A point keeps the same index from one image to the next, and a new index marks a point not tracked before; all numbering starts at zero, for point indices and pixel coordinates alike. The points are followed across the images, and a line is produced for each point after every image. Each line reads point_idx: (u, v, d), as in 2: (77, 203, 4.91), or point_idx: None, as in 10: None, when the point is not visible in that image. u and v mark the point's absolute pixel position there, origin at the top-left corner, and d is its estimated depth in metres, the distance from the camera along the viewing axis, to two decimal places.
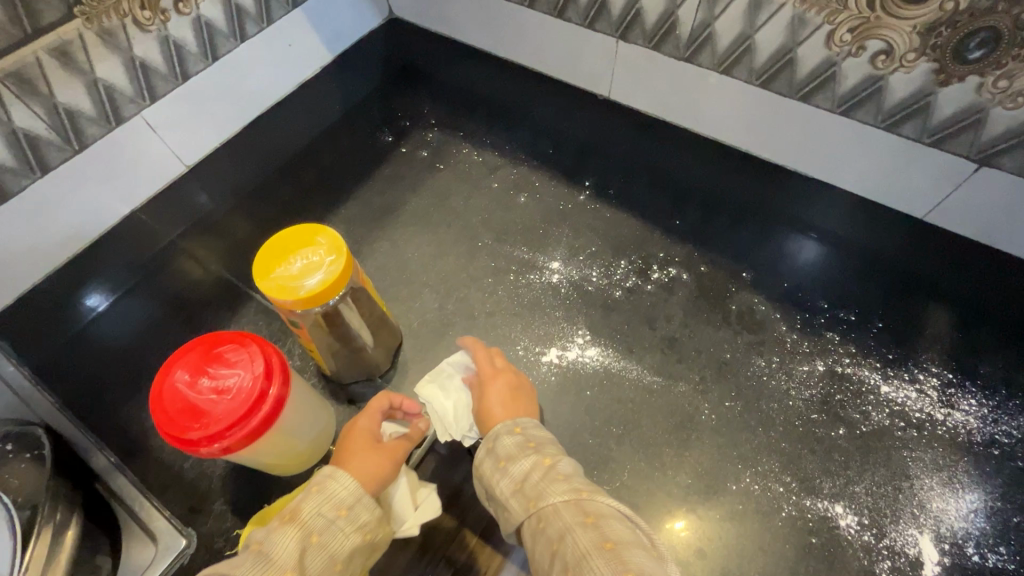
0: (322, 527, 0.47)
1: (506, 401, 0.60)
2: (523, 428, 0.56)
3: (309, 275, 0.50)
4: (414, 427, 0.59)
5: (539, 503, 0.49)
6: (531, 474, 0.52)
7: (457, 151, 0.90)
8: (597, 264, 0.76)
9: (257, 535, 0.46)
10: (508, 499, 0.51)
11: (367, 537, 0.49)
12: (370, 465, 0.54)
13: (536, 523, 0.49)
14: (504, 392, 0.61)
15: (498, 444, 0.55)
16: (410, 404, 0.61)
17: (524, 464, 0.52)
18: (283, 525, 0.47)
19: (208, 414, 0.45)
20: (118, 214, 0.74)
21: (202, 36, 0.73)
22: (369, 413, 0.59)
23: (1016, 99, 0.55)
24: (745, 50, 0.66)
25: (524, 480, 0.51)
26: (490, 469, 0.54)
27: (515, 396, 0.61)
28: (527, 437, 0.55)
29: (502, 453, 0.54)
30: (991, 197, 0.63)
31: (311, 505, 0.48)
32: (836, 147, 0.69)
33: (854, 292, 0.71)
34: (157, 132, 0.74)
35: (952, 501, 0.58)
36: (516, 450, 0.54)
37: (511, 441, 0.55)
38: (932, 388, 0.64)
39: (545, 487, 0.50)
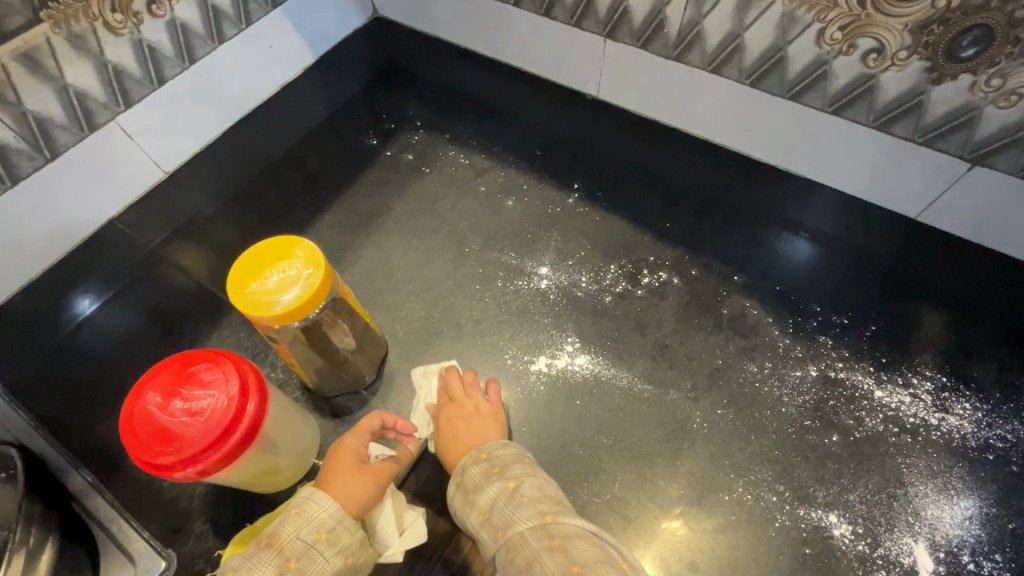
0: (300, 551, 0.46)
1: (465, 429, 0.60)
2: (487, 454, 0.56)
3: (286, 289, 0.48)
4: (402, 449, 0.58)
5: (506, 532, 0.49)
6: (498, 501, 0.52)
7: (444, 154, 0.88)
8: (586, 269, 0.75)
9: (233, 562, 0.44)
10: (479, 530, 0.51)
11: (349, 561, 0.48)
12: (353, 489, 0.51)
13: (506, 554, 0.48)
14: (463, 419, 0.61)
15: (466, 474, 0.55)
16: (402, 424, 0.59)
17: (490, 491, 0.52)
18: (260, 551, 0.45)
19: (180, 437, 0.44)
20: (92, 226, 0.71)
21: (177, 39, 0.71)
22: (358, 432, 0.56)
23: (1010, 98, 0.54)
24: (734, 49, 0.65)
25: (491, 508, 0.51)
26: (462, 501, 0.54)
27: (473, 420, 0.61)
28: (492, 462, 0.55)
29: (470, 484, 0.54)
30: (987, 196, 0.62)
31: (289, 530, 0.47)
32: (827, 147, 0.68)
33: (846, 295, 0.70)
34: (133, 139, 0.72)
35: (946, 508, 0.57)
36: (482, 478, 0.54)
37: (476, 470, 0.55)
38: (926, 392, 0.63)
39: (512, 513, 0.50)
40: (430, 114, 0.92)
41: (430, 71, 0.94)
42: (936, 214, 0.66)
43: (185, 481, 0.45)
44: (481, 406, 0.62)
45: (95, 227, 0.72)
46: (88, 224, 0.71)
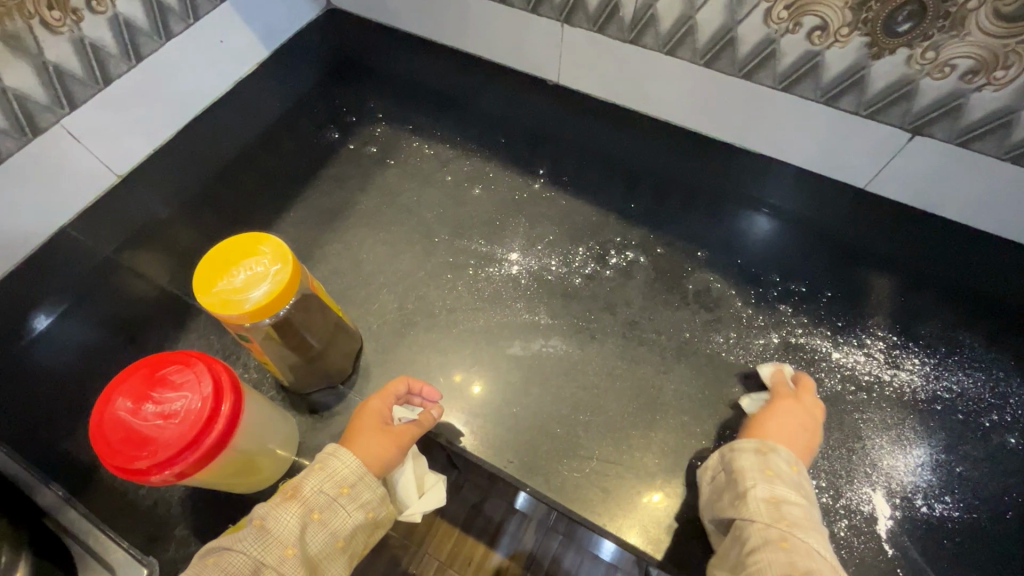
0: (323, 504, 0.47)
1: (797, 430, 0.57)
2: (800, 470, 0.52)
3: (254, 286, 0.48)
4: (425, 414, 0.57)
5: (793, 527, 0.46)
6: (793, 502, 0.49)
7: (407, 145, 0.88)
8: (556, 252, 0.76)
9: (260, 510, 0.46)
10: (752, 497, 0.49)
11: (369, 515, 0.49)
12: (375, 448, 0.52)
13: (778, 540, 0.46)
14: (801, 423, 0.58)
15: (774, 458, 0.52)
16: (429, 391, 0.59)
17: (795, 493, 0.49)
18: (285, 501, 0.46)
19: (155, 440, 0.43)
20: (45, 232, 0.68)
21: (121, 36, 0.67)
22: (382, 395, 0.57)
23: (943, 69, 0.57)
24: (687, 31, 0.67)
25: (784, 498, 0.49)
26: (754, 466, 0.52)
27: (803, 431, 0.57)
28: (799, 480, 0.51)
29: (774, 468, 0.51)
30: (925, 165, 0.65)
31: (313, 483, 0.47)
32: (782, 125, 0.71)
33: (802, 266, 0.74)
34: (81, 142, 0.68)
35: (900, 457, 0.61)
36: (787, 475, 0.51)
37: (789, 469, 0.52)
38: (878, 350, 0.67)
39: (806, 524, 0.47)
40: (392, 106, 0.92)
41: (389, 62, 0.94)
42: (883, 184, 0.69)
43: (162, 484, 0.45)
44: (813, 418, 0.59)
45: (49, 233, 0.69)
46: (41, 234, 0.68)
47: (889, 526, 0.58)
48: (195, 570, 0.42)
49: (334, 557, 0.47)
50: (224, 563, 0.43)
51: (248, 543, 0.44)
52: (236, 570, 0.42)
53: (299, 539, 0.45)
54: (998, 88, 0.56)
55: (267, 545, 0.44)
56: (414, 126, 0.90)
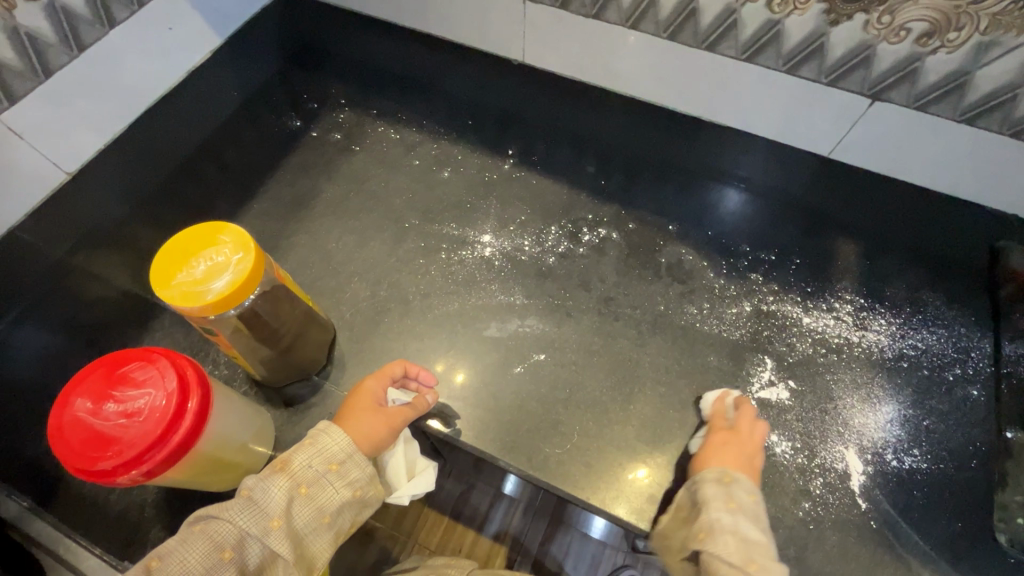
0: (311, 478, 0.46)
1: (737, 455, 0.54)
2: (758, 503, 0.50)
3: (215, 277, 0.46)
4: (418, 398, 0.56)
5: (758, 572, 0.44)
6: (759, 545, 0.46)
7: (372, 131, 0.86)
8: (528, 232, 0.75)
9: (248, 481, 0.45)
10: (716, 533, 0.47)
11: (357, 493, 0.47)
12: (367, 427, 0.50)
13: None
14: (743, 453, 0.55)
15: (734, 491, 0.50)
16: (425, 375, 0.59)
17: (755, 528, 0.47)
18: (273, 473, 0.45)
19: (119, 440, 0.42)
20: None
21: (60, 24, 0.62)
22: (379, 376, 0.56)
23: (899, 34, 0.58)
24: (648, 4, 0.66)
25: (749, 536, 0.46)
26: (717, 497, 0.50)
27: (744, 453, 0.55)
28: (760, 510, 0.49)
29: (737, 501, 0.49)
30: (884, 129, 0.67)
31: (303, 457, 0.46)
32: (744, 96, 0.71)
33: (771, 235, 0.75)
34: (24, 139, 0.64)
35: (871, 415, 0.63)
36: (750, 510, 0.49)
37: (749, 501, 0.50)
38: (846, 313, 0.69)
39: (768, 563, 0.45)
40: (354, 91, 0.90)
41: (348, 46, 0.92)
42: (846, 151, 0.71)
43: (129, 484, 0.43)
44: (753, 446, 0.56)
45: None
46: None
47: (862, 481, 0.60)
48: (182, 537, 0.42)
49: (320, 533, 0.45)
50: (210, 530, 0.42)
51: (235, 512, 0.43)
52: (222, 538, 0.42)
53: (284, 511, 0.44)
54: (951, 50, 0.57)
55: (254, 515, 0.43)
56: (379, 111, 0.88)
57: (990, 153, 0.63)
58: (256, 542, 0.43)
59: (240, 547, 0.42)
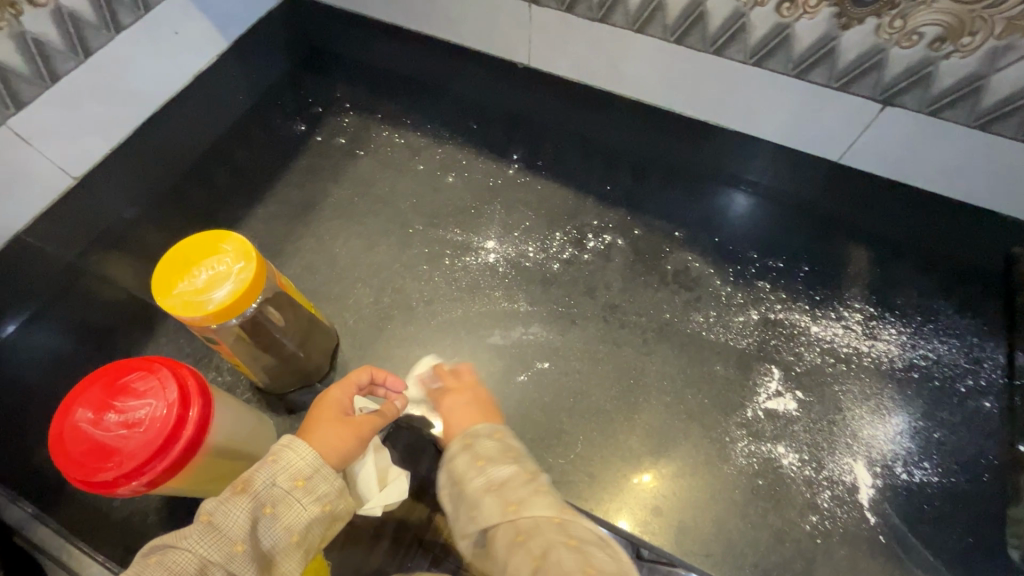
0: (275, 497, 0.45)
1: (471, 408, 0.56)
2: (503, 437, 0.52)
3: (217, 287, 0.46)
4: (387, 406, 0.56)
5: (520, 512, 0.45)
6: (512, 482, 0.47)
7: (377, 135, 0.86)
8: (532, 239, 0.75)
9: (208, 505, 0.43)
10: (481, 501, 0.46)
11: (326, 509, 0.47)
12: (332, 439, 0.50)
13: (514, 536, 0.44)
14: (472, 404, 0.57)
15: (478, 445, 0.51)
16: (391, 381, 0.59)
17: (509, 467, 0.48)
18: (234, 496, 0.44)
19: (120, 451, 0.41)
20: (7, 234, 0.66)
21: (66, 30, 0.63)
22: (343, 386, 0.55)
23: (911, 38, 0.57)
24: (655, 7, 0.65)
25: (500, 481, 0.47)
26: (468, 464, 0.49)
27: (475, 404, 0.57)
28: (505, 441, 0.52)
29: (480, 452, 0.50)
30: (896, 136, 0.66)
31: (264, 476, 0.45)
32: (754, 99, 0.70)
33: (779, 242, 0.74)
34: (31, 144, 0.65)
35: (880, 427, 0.62)
36: (494, 454, 0.50)
37: (492, 445, 0.51)
38: (856, 322, 0.68)
39: (530, 495, 0.46)
40: (359, 94, 0.90)
41: (356, 50, 0.92)
42: (857, 156, 0.70)
43: (133, 494, 0.43)
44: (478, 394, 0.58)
45: (11, 236, 0.66)
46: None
47: (871, 494, 0.59)
48: (135, 572, 0.40)
49: (289, 553, 0.45)
50: (168, 562, 0.40)
51: (193, 541, 0.41)
52: (181, 568, 0.40)
53: (249, 534, 0.43)
54: (966, 55, 0.56)
55: (215, 541, 0.41)
56: (384, 114, 0.88)
57: (1005, 160, 0.61)
58: (219, 569, 0.41)
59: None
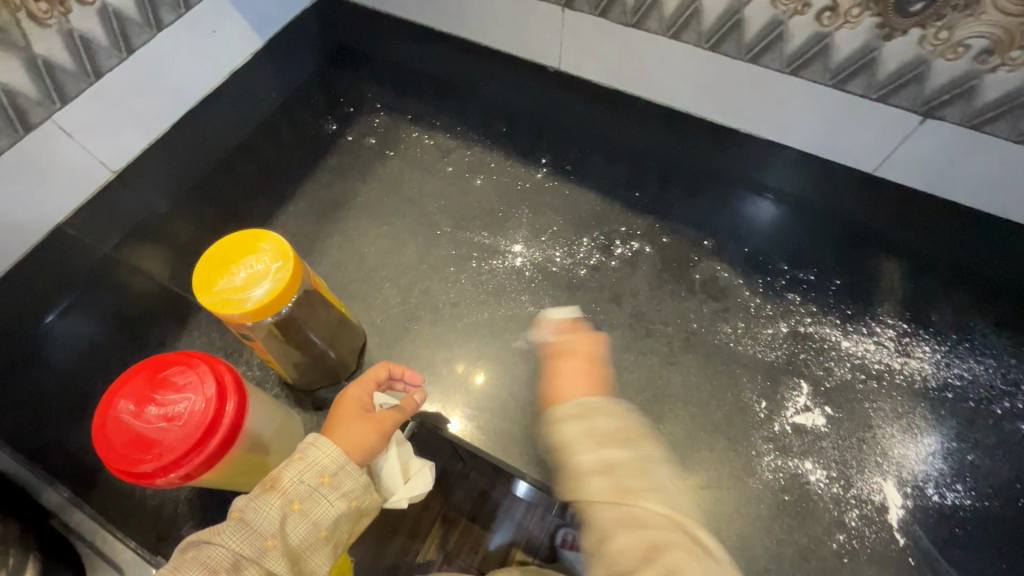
0: (303, 494, 0.45)
1: (583, 377, 0.58)
2: (625, 420, 0.53)
3: (255, 284, 0.47)
4: (407, 399, 0.55)
5: (631, 500, 0.47)
6: (624, 466, 0.49)
7: (406, 136, 0.86)
8: (559, 243, 0.74)
9: (239, 502, 0.44)
10: (591, 476, 0.49)
11: (353, 504, 0.48)
12: (356, 436, 0.50)
13: (628, 519, 0.46)
14: (583, 372, 0.59)
15: (598, 420, 0.53)
16: (410, 375, 0.58)
17: (619, 452, 0.50)
18: (264, 493, 0.45)
19: (159, 443, 0.42)
20: (47, 224, 0.68)
21: (111, 27, 0.65)
22: (362, 382, 0.55)
23: (956, 50, 0.56)
24: (692, 13, 0.66)
25: (615, 463, 0.49)
26: (583, 436, 0.52)
27: (587, 372, 0.59)
28: (622, 424, 0.53)
29: (598, 429, 0.52)
30: (933, 148, 0.65)
31: (293, 473, 0.46)
32: (788, 108, 0.70)
33: (810, 254, 0.73)
34: (72, 137, 0.66)
35: (911, 446, 0.60)
36: (610, 434, 0.52)
37: (614, 426, 0.52)
38: (889, 338, 0.66)
39: (641, 485, 0.48)
40: (390, 95, 0.91)
41: (388, 51, 0.92)
42: (892, 168, 0.69)
43: (168, 486, 0.44)
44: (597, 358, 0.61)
45: (51, 226, 0.68)
46: (33, 235, 0.67)
47: (901, 514, 0.58)
48: (174, 566, 0.42)
49: (318, 548, 0.46)
50: (204, 557, 0.42)
51: (226, 536, 0.43)
52: (217, 562, 0.42)
53: (278, 530, 0.44)
54: (1013, 69, 0.55)
55: (246, 536, 0.43)
56: (414, 116, 0.89)
57: None
58: (251, 563, 0.42)
59: (235, 569, 0.42)
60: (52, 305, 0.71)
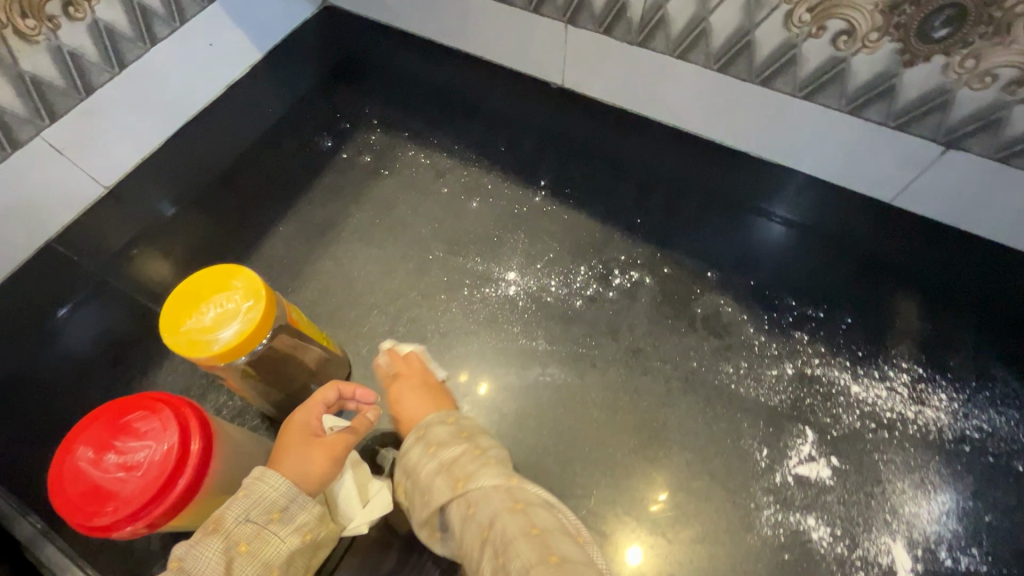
0: (251, 534, 0.44)
1: (424, 399, 0.60)
2: (455, 419, 0.57)
3: (224, 325, 0.45)
4: (359, 420, 0.53)
5: (468, 486, 0.51)
6: (460, 459, 0.53)
7: (402, 154, 0.83)
8: (555, 272, 0.71)
9: (179, 551, 0.42)
10: (433, 482, 0.52)
11: (307, 538, 0.46)
12: (303, 465, 0.49)
13: (467, 509, 0.50)
14: (425, 390, 0.61)
15: (430, 433, 0.56)
16: (363, 392, 0.55)
17: (455, 444, 0.54)
18: (206, 538, 0.43)
19: (117, 495, 0.40)
20: (43, 237, 0.71)
21: (103, 43, 0.68)
22: (309, 407, 0.53)
23: (983, 79, 0.54)
24: (699, 33, 0.65)
25: (452, 459, 0.53)
26: (420, 451, 0.55)
27: (424, 392, 0.60)
28: (459, 425, 0.57)
29: (433, 439, 0.55)
30: (955, 179, 0.63)
31: (236, 513, 0.44)
32: (801, 134, 0.69)
33: (823, 288, 0.69)
34: (65, 155, 0.69)
35: (924, 504, 0.57)
36: (445, 437, 0.55)
37: (444, 430, 0.56)
38: (902, 385, 0.62)
39: (477, 468, 0.52)
40: (389, 110, 0.87)
41: (390, 65, 0.90)
42: (912, 199, 0.68)
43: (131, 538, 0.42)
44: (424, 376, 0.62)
45: (47, 238, 0.71)
46: (28, 246, 0.70)
47: None
48: None
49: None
50: None
51: None
52: None
53: (223, 574, 0.42)
54: None
55: None
56: (411, 132, 0.85)
57: None
58: None
59: None
60: (69, 296, 0.71)
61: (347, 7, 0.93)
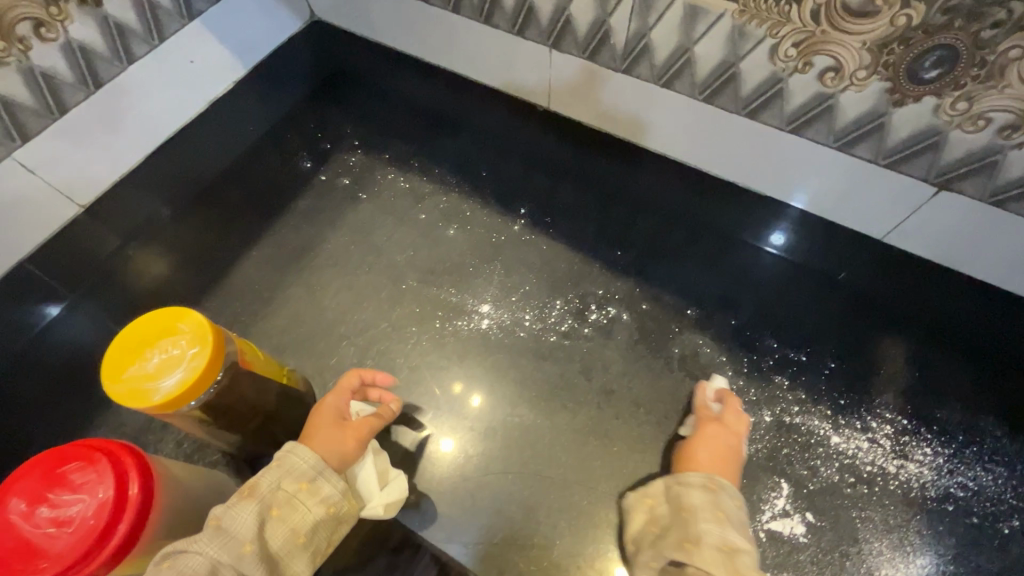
0: (281, 500, 0.43)
1: (726, 459, 0.55)
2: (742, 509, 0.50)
3: (167, 373, 0.44)
4: (382, 407, 0.54)
5: None
6: (741, 552, 0.45)
7: (382, 176, 0.82)
8: (530, 305, 0.70)
9: (215, 511, 0.41)
10: (702, 544, 0.45)
11: (331, 511, 0.44)
12: (332, 442, 0.48)
13: None
14: (726, 450, 0.56)
15: (721, 496, 0.50)
16: (382, 379, 0.57)
17: (744, 537, 0.47)
18: (240, 501, 0.42)
19: (45, 553, 0.39)
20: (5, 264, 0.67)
21: (75, 61, 0.64)
22: (336, 391, 0.54)
23: (976, 122, 0.51)
24: (685, 62, 0.62)
25: (736, 549, 0.45)
26: (703, 503, 0.49)
27: (732, 456, 0.56)
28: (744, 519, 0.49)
29: (722, 506, 0.49)
30: (948, 219, 0.60)
31: (269, 480, 0.43)
32: (792, 165, 0.66)
33: (809, 329, 0.66)
34: (37, 173, 0.66)
35: (902, 567, 0.54)
36: (733, 515, 0.49)
37: (734, 508, 0.50)
38: (885, 437, 0.60)
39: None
40: (370, 132, 0.85)
41: (374, 85, 0.89)
42: (903, 237, 0.65)
43: None
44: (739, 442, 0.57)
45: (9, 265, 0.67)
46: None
47: None
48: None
49: (297, 556, 0.42)
50: (179, 566, 0.38)
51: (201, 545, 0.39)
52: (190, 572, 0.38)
53: (257, 535, 0.40)
54: None
55: (225, 544, 0.39)
56: (392, 154, 0.83)
57: None
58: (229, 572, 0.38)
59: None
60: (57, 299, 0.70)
61: (331, 23, 0.91)
